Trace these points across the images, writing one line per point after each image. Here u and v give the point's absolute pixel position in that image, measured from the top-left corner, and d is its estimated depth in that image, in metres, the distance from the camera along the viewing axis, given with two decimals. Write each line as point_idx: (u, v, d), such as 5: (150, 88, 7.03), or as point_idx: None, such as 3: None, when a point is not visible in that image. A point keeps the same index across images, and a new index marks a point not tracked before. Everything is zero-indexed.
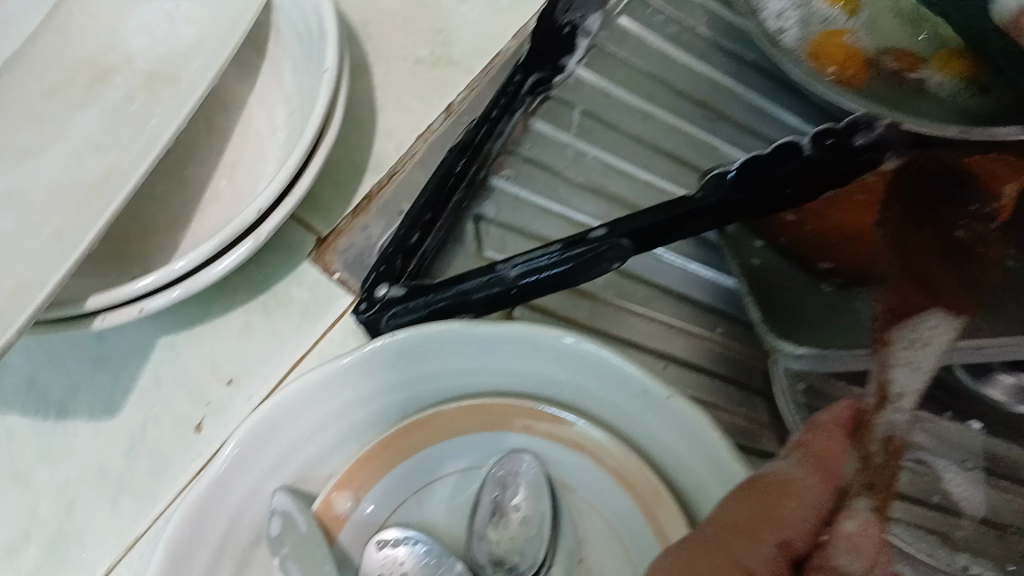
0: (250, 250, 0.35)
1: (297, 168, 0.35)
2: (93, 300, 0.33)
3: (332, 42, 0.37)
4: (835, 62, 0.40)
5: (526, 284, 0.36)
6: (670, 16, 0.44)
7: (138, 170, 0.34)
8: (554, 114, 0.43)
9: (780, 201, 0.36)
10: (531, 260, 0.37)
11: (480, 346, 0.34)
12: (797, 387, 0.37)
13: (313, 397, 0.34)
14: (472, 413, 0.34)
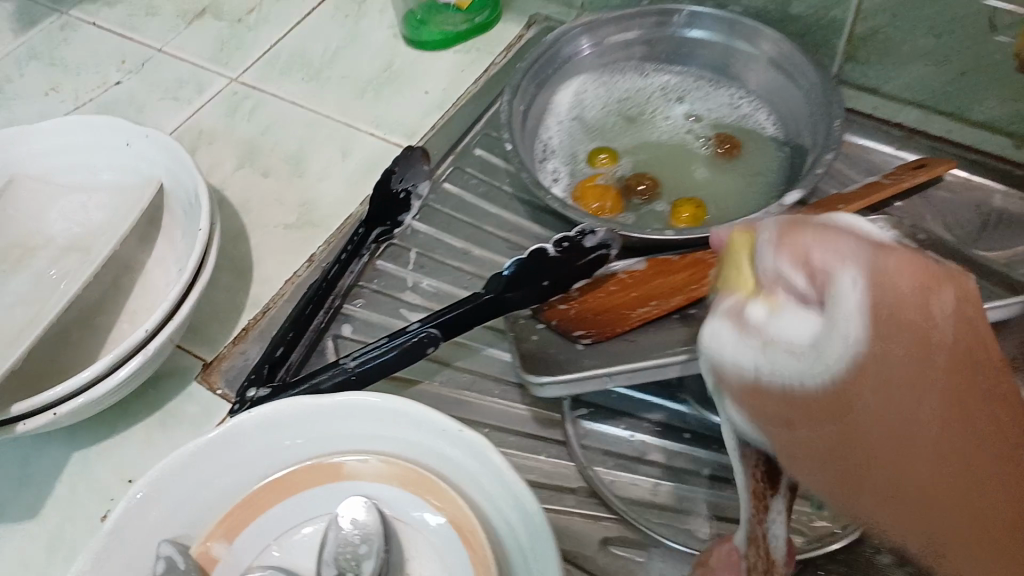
0: (141, 363, 0.44)
1: (178, 298, 0.46)
2: (10, 410, 0.42)
3: (207, 207, 0.50)
4: (597, 199, 0.56)
5: (364, 370, 0.45)
6: (482, 179, 0.60)
7: (53, 311, 0.45)
8: (395, 256, 0.57)
9: (541, 290, 0.46)
10: (366, 352, 0.46)
11: (324, 415, 0.42)
12: (583, 436, 0.48)
13: (189, 465, 0.41)
14: (319, 467, 0.41)
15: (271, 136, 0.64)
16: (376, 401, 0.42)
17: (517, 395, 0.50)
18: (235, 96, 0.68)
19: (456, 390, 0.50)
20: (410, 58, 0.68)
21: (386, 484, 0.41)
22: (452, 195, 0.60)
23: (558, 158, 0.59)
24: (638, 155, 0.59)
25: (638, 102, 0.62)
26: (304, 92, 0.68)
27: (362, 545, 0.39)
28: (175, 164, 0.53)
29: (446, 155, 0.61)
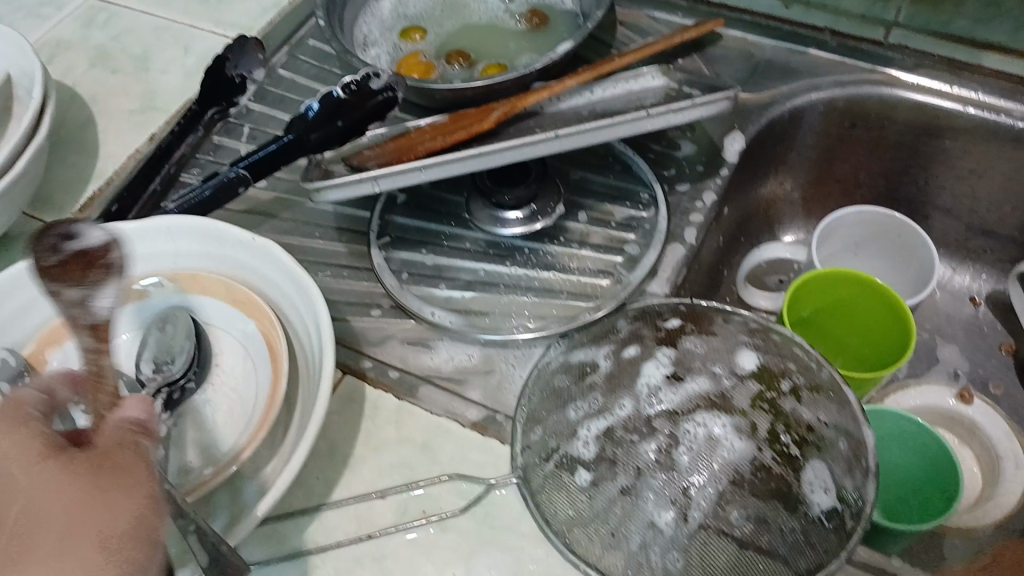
0: None
1: (11, 155, 0.52)
2: None
3: (40, 82, 0.56)
4: (411, 67, 0.62)
5: (182, 210, 0.53)
6: (313, 65, 0.66)
7: None
8: (231, 131, 0.63)
9: (336, 131, 0.51)
10: (184, 197, 0.53)
11: (138, 239, 0.48)
12: (395, 263, 0.54)
13: (15, 285, 0.45)
14: (134, 289, 0.48)
15: (123, 42, 0.70)
16: (182, 220, 0.47)
17: (331, 235, 0.56)
18: (92, 9, 0.73)
19: (279, 234, 0.56)
20: None
21: (194, 293, 0.48)
22: (285, 80, 0.66)
23: (380, 46, 0.64)
24: (455, 34, 0.65)
25: None
26: (154, 2, 0.73)
27: (175, 342, 0.45)
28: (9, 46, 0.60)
29: (281, 46, 0.67)
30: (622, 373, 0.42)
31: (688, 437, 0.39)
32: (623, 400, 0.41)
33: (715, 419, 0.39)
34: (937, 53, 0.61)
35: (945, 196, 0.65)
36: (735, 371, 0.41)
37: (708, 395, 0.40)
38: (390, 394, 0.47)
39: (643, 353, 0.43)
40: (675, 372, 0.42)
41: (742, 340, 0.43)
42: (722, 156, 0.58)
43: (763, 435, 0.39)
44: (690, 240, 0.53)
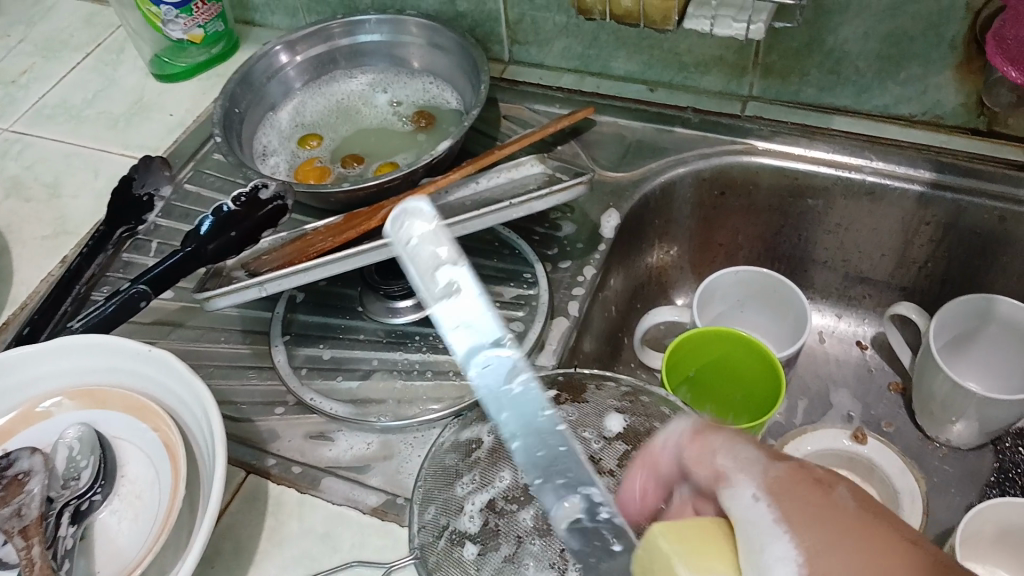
0: None
1: None
2: None
3: None
4: (307, 173, 0.66)
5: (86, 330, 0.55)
6: (217, 177, 0.70)
7: None
8: (139, 247, 0.66)
9: (229, 241, 0.56)
10: (88, 318, 0.56)
11: (40, 362, 0.50)
12: (296, 358, 0.56)
13: None
14: (39, 413, 0.50)
15: (36, 172, 0.73)
16: (81, 338, 0.50)
17: (236, 338, 0.59)
18: (7, 141, 0.76)
19: (186, 342, 0.59)
20: (159, 93, 0.79)
21: (97, 409, 0.50)
22: (191, 193, 0.69)
23: (279, 155, 0.68)
24: (350, 139, 0.70)
25: (347, 98, 0.72)
26: (67, 130, 0.77)
27: (79, 457, 0.47)
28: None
29: (187, 162, 0.71)
30: (503, 446, 0.45)
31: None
32: (503, 471, 0.44)
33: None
34: (789, 120, 0.67)
35: (818, 250, 0.70)
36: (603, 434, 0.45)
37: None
38: (293, 489, 0.49)
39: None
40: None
41: (611, 403, 0.47)
42: (600, 233, 0.62)
43: None
44: (574, 313, 0.57)
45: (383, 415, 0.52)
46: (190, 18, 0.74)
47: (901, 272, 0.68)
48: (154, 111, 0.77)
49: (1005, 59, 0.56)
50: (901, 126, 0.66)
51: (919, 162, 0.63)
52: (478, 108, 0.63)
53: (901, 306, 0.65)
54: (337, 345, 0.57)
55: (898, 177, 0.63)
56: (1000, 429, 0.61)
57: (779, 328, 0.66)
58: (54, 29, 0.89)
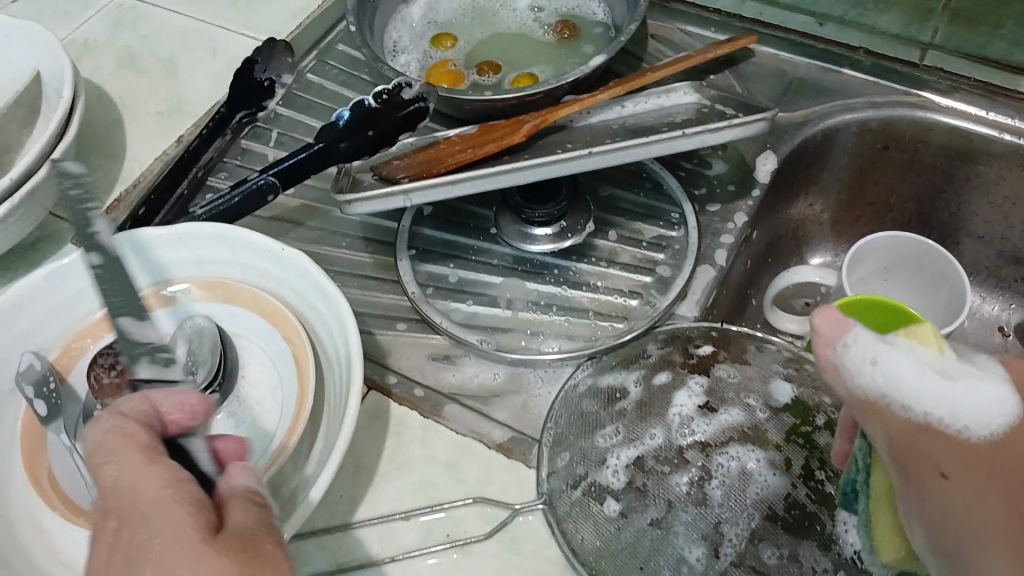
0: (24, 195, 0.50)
1: (45, 153, 0.52)
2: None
3: (69, 80, 0.56)
4: (438, 77, 0.61)
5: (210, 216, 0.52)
6: (340, 70, 0.66)
7: None
8: (257, 135, 0.62)
9: (366, 140, 0.52)
10: (210, 205, 0.53)
11: (170, 243, 0.47)
12: (419, 272, 0.53)
13: (42, 292, 0.45)
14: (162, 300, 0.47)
15: (151, 43, 0.69)
16: (213, 229, 0.47)
17: (357, 245, 0.55)
18: (122, 9, 0.73)
19: (303, 243, 0.55)
20: None
21: (221, 303, 0.47)
22: (312, 84, 0.65)
23: (410, 53, 0.63)
24: (485, 43, 0.64)
25: None
26: (184, 3, 0.73)
27: (200, 352, 0.45)
28: (36, 43, 0.59)
29: (310, 50, 0.67)
30: (653, 401, 0.43)
31: (721, 470, 0.40)
32: (654, 430, 0.42)
33: (750, 453, 0.41)
34: (972, 75, 0.60)
35: (975, 222, 0.64)
36: (768, 403, 0.43)
37: (742, 427, 0.41)
38: (415, 412, 0.46)
39: (674, 380, 0.44)
40: (706, 403, 0.42)
41: (774, 370, 0.45)
42: (753, 176, 0.57)
43: (797, 471, 0.40)
44: (721, 262, 0.53)
45: (515, 344, 0.49)
46: None
47: None
48: None
49: None
50: None
51: None
52: (635, 24, 0.58)
53: None
54: (466, 266, 0.53)
55: None
56: None
57: (927, 302, 0.61)
58: None
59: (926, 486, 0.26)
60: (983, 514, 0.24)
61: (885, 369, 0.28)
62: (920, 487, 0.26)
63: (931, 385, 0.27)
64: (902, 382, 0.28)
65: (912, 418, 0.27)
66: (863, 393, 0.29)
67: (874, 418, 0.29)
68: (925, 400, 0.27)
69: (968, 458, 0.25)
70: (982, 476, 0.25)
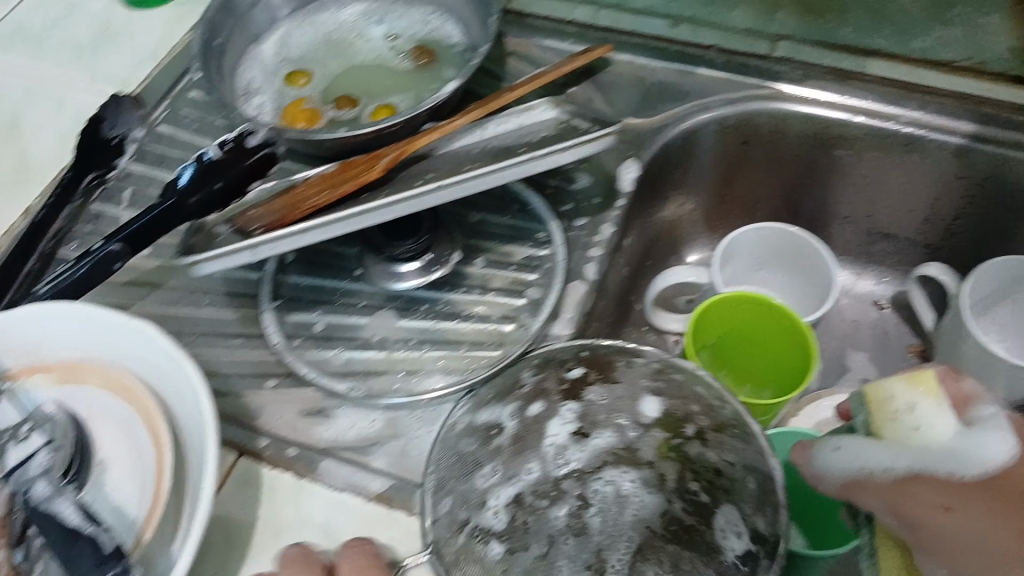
0: None
1: None
2: None
3: None
4: (294, 117, 0.59)
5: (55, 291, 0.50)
6: (193, 118, 0.63)
7: None
8: (110, 196, 0.59)
9: (215, 192, 0.52)
10: (57, 279, 0.51)
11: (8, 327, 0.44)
12: (286, 321, 0.51)
13: None
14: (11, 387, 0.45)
15: None
16: (53, 307, 0.44)
17: (222, 301, 0.53)
18: None
19: (165, 307, 0.53)
20: (125, 19, 0.70)
21: (74, 385, 0.45)
22: (165, 136, 0.63)
23: (264, 94, 0.61)
24: (342, 75, 0.62)
25: (339, 30, 0.65)
26: (21, 56, 0.68)
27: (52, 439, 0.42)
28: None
29: (160, 100, 0.64)
30: (529, 433, 0.45)
31: (598, 496, 0.45)
32: (530, 465, 0.45)
33: (624, 475, 0.45)
34: (821, 63, 0.61)
35: (840, 204, 0.67)
36: (638, 421, 0.44)
37: (612, 450, 0.45)
38: (290, 473, 0.45)
39: (547, 408, 0.44)
40: (580, 429, 0.45)
41: (644, 384, 0.43)
42: (618, 187, 0.57)
43: (672, 486, 0.44)
44: (592, 276, 0.53)
45: (389, 387, 0.48)
46: None
47: (927, 228, 0.66)
48: (120, 38, 0.68)
49: None
50: (942, 72, 0.60)
51: (960, 113, 0.58)
52: (487, 45, 0.57)
53: (930, 266, 0.63)
54: (335, 309, 0.52)
55: (937, 130, 0.59)
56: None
57: (800, 291, 0.62)
58: None
59: (928, 522, 0.32)
60: (992, 538, 0.31)
61: (856, 450, 0.35)
62: (924, 531, 0.32)
63: (903, 450, 0.34)
64: (867, 455, 0.35)
65: (895, 478, 0.34)
66: (848, 476, 0.36)
67: (862, 491, 0.35)
68: (904, 460, 0.33)
69: (962, 492, 0.32)
70: (982, 502, 0.31)
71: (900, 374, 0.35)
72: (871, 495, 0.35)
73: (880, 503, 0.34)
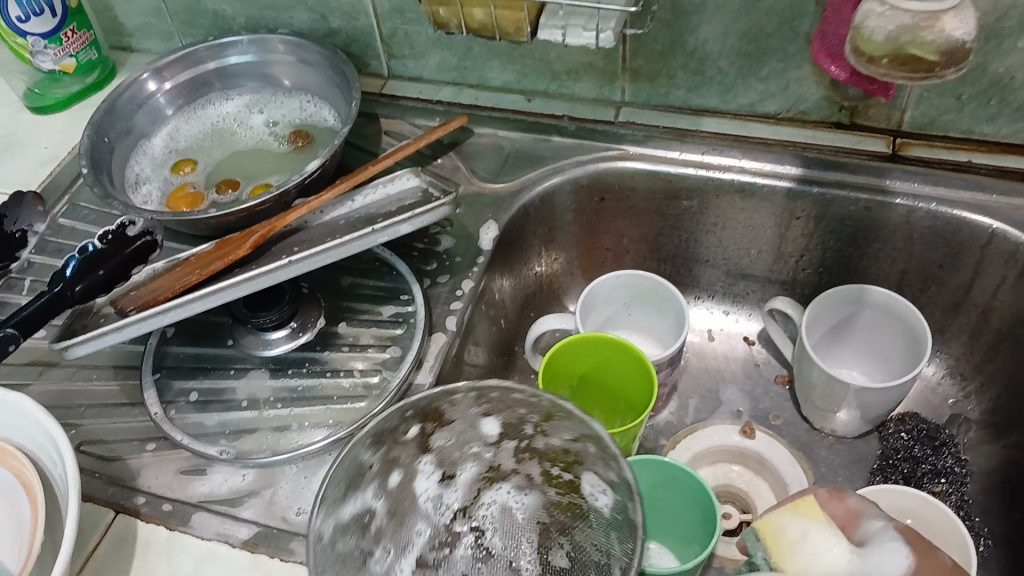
0: None
1: None
2: None
3: None
4: (176, 201, 0.64)
5: None
6: (92, 210, 0.68)
7: None
8: (11, 287, 0.64)
9: (99, 280, 0.55)
10: None
11: None
12: (165, 387, 0.56)
13: None
14: None
15: None
16: None
17: (110, 375, 0.57)
18: None
19: (57, 384, 0.57)
20: (32, 126, 0.76)
21: None
22: (66, 228, 0.68)
23: (152, 183, 0.66)
24: (226, 162, 0.68)
25: (221, 120, 0.71)
26: None
27: None
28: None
29: (61, 195, 0.70)
30: (399, 504, 0.41)
31: (487, 522, 0.39)
32: (417, 526, 0.40)
33: (501, 490, 0.40)
34: (660, 123, 0.68)
35: (699, 249, 0.72)
36: (487, 442, 0.42)
37: (482, 475, 0.41)
38: (163, 527, 0.49)
39: (406, 474, 0.42)
40: (443, 474, 0.41)
41: (474, 410, 0.44)
42: (478, 246, 0.63)
43: (542, 480, 0.41)
44: (452, 327, 0.58)
45: (260, 442, 0.52)
46: (59, 48, 0.73)
47: (779, 266, 0.71)
48: (27, 145, 0.74)
49: (827, 55, 0.53)
50: (767, 124, 0.66)
51: (786, 158, 0.65)
52: (348, 126, 0.63)
53: (777, 300, 0.67)
54: (211, 374, 0.57)
55: (768, 175, 0.65)
56: (878, 414, 0.64)
57: (665, 329, 0.68)
58: None
59: None
60: None
61: None
62: None
63: None
64: None
65: None
66: None
67: None
68: None
69: None
70: None
71: (783, 509, 0.48)
72: None
73: None
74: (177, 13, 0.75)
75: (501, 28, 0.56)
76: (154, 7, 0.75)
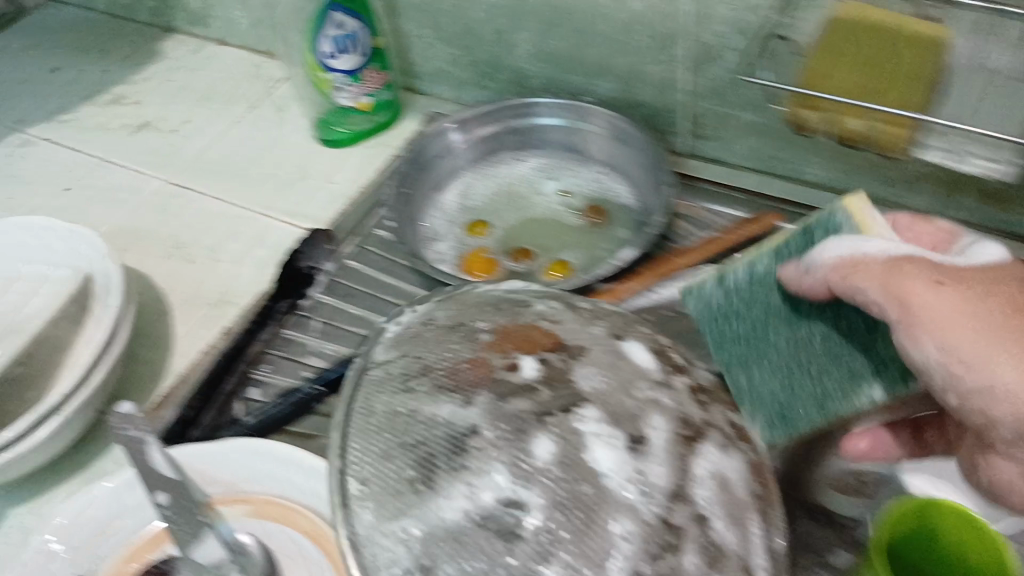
0: (59, 423, 0.52)
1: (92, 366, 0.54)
2: (50, 403, 0.52)
3: (120, 293, 0.57)
4: (471, 265, 0.63)
5: (261, 423, 0.53)
6: (380, 257, 0.68)
7: None
8: (300, 324, 0.64)
9: None
10: (265, 410, 0.54)
11: (230, 458, 0.50)
12: None
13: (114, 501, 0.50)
14: (233, 498, 0.50)
15: (196, 230, 0.71)
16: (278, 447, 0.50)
17: None
18: (167, 193, 0.74)
19: None
20: (321, 158, 0.77)
21: (266, 519, 0.49)
22: (352, 270, 0.68)
23: (446, 239, 0.66)
24: (519, 227, 0.67)
25: (514, 183, 0.70)
26: (223, 188, 0.75)
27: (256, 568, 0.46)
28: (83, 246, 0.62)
29: (349, 236, 0.70)
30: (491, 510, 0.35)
31: (660, 484, 0.36)
32: (598, 454, 0.36)
33: (704, 457, 0.38)
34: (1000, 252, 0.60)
35: None
36: (624, 443, 0.37)
37: (674, 440, 0.38)
38: None
39: (568, 433, 0.37)
40: (626, 441, 0.37)
41: (604, 344, 0.41)
42: None
43: (695, 473, 0.37)
44: None
45: None
46: (358, 84, 0.73)
47: None
48: (317, 177, 0.75)
49: None
50: None
51: None
52: (662, 213, 0.60)
53: None
54: None
55: None
56: None
57: None
58: (217, 74, 0.88)
59: (933, 311, 0.35)
60: (961, 324, 0.35)
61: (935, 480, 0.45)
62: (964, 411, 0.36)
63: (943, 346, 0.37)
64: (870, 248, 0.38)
65: (889, 259, 0.37)
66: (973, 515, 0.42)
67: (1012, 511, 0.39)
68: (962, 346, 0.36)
69: (952, 316, 0.35)
70: (972, 290, 0.36)
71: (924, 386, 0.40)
72: (915, 282, 0.36)
73: (938, 361, 0.35)
74: (476, 64, 0.74)
75: (878, 142, 0.51)
76: (453, 55, 0.75)
